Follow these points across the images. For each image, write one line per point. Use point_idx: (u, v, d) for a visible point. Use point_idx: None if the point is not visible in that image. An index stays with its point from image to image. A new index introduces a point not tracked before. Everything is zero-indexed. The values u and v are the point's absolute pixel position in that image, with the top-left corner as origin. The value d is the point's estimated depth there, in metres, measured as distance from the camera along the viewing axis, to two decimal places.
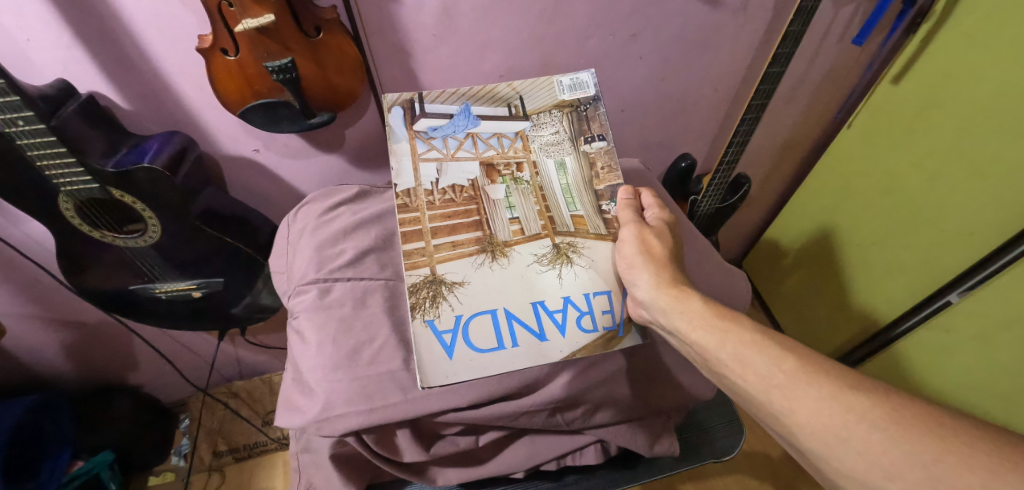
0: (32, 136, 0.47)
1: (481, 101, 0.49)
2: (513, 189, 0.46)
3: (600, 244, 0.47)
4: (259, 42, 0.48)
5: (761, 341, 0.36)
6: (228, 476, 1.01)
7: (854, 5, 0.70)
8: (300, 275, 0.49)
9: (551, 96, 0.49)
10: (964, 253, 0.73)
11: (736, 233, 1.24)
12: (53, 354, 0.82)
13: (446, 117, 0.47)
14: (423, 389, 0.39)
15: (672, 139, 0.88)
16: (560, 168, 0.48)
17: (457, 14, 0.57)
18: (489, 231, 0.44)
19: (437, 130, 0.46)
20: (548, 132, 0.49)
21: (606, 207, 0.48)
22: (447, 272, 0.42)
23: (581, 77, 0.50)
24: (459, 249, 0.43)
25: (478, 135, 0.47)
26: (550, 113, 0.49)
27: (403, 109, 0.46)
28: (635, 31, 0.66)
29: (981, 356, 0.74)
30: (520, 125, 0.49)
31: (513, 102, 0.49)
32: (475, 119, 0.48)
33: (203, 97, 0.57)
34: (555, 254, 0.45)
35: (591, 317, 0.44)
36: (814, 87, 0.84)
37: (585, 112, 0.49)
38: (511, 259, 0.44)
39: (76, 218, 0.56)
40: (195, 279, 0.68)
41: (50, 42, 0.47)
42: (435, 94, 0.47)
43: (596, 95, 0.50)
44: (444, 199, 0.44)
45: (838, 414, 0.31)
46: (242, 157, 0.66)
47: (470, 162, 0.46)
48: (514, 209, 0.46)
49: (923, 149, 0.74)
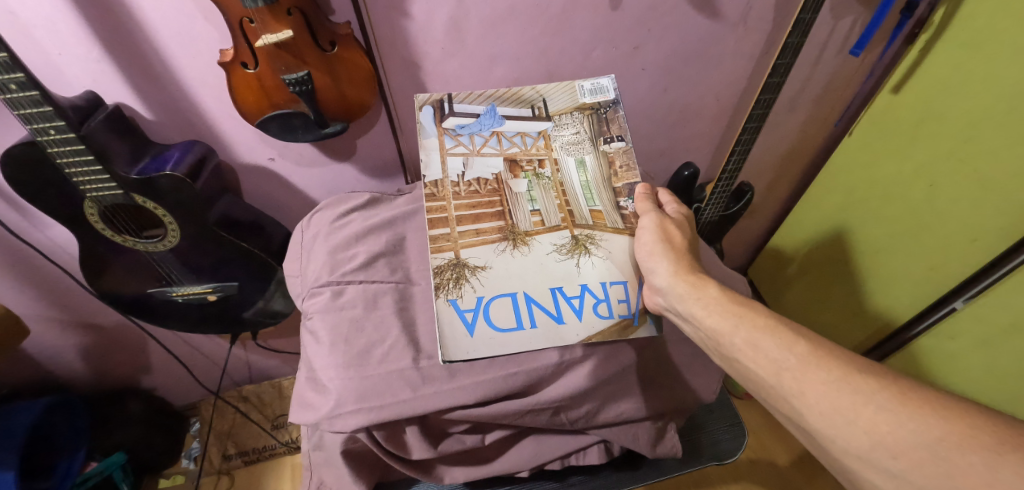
0: (62, 145, 0.49)
1: (508, 102, 0.51)
2: (535, 184, 0.49)
3: (617, 237, 0.48)
4: (277, 56, 0.50)
5: (775, 325, 0.37)
6: (237, 478, 1.03)
7: (853, 16, 0.72)
8: (314, 278, 0.51)
9: (572, 99, 0.51)
10: (970, 258, 0.73)
11: (740, 240, 1.25)
12: (70, 356, 0.84)
13: (472, 116, 0.50)
14: (445, 363, 0.41)
15: (674, 148, 0.90)
16: (580, 165, 0.50)
17: (466, 29, 0.60)
18: (511, 221, 0.46)
19: (464, 128, 0.49)
20: (569, 132, 0.51)
21: (624, 205, 0.50)
22: (471, 257, 0.44)
23: (602, 82, 0.52)
24: (483, 236, 0.45)
25: (502, 134, 0.50)
26: (571, 115, 0.51)
27: (433, 108, 0.49)
28: (638, 43, 0.68)
29: (992, 360, 0.73)
30: (542, 126, 0.51)
31: (536, 104, 0.51)
32: (501, 119, 0.50)
33: (221, 108, 0.60)
34: (573, 245, 0.46)
35: (608, 306, 0.45)
36: (815, 96, 0.85)
37: (606, 115, 0.51)
38: (532, 248, 0.46)
39: (99, 223, 0.59)
40: (211, 283, 0.70)
41: (80, 57, 0.50)
42: (464, 95, 0.50)
43: (616, 99, 0.52)
44: (470, 190, 0.47)
45: (846, 394, 0.31)
46: (257, 166, 0.69)
47: (494, 158, 0.49)
48: (535, 201, 0.48)
49: (926, 156, 0.75)
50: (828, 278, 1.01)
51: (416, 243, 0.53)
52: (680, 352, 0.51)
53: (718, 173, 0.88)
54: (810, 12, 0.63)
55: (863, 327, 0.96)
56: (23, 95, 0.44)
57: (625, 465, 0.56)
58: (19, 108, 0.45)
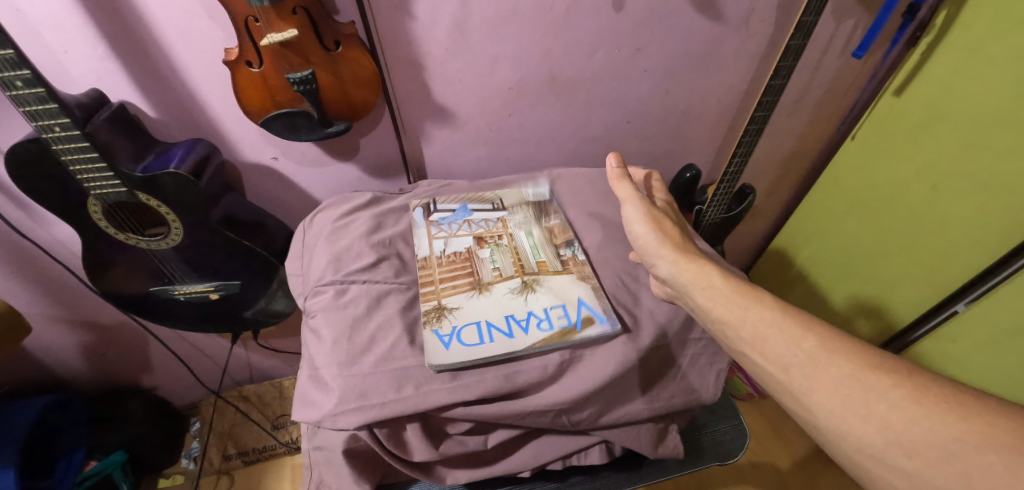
0: (67, 142, 0.50)
1: (475, 201, 0.62)
2: (496, 250, 0.54)
3: (560, 276, 0.52)
4: (282, 55, 0.50)
5: (781, 319, 0.37)
6: (236, 479, 1.02)
7: (854, 19, 0.72)
8: (318, 276, 0.51)
9: (520, 197, 0.63)
10: (973, 261, 0.73)
11: (741, 243, 1.25)
12: (71, 354, 0.84)
13: (450, 211, 0.59)
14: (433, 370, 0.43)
15: (676, 150, 0.90)
16: (528, 235, 0.57)
17: (469, 30, 0.60)
18: (477, 276, 0.51)
19: (445, 219, 0.58)
20: (519, 217, 0.60)
21: (565, 253, 0.55)
22: (449, 301, 0.48)
23: (541, 189, 0.65)
24: (457, 286, 0.50)
25: (472, 221, 0.58)
26: (521, 206, 0.62)
27: (422, 208, 0.59)
28: (640, 45, 0.69)
29: (994, 364, 0.73)
30: (499, 214, 0.60)
31: (496, 201, 0.62)
32: (470, 212, 0.60)
33: (224, 107, 0.60)
34: (522, 287, 0.50)
35: (548, 322, 0.47)
36: (817, 99, 0.86)
37: (545, 206, 0.62)
38: (492, 291, 0.50)
39: (103, 221, 0.59)
40: (213, 281, 0.70)
41: (86, 55, 0.50)
42: (444, 197, 0.61)
43: (550, 195, 0.64)
44: (450, 260, 0.53)
45: (858, 393, 0.31)
46: (261, 165, 0.69)
47: (467, 237, 0.56)
48: (495, 261, 0.53)
49: (928, 158, 0.75)
50: (829, 282, 1.01)
51: (419, 247, 0.54)
52: (690, 354, 0.50)
53: (719, 174, 0.88)
54: (812, 15, 0.64)
55: (865, 331, 0.95)
56: (29, 93, 0.44)
57: (625, 466, 0.56)
58: (24, 105, 0.45)
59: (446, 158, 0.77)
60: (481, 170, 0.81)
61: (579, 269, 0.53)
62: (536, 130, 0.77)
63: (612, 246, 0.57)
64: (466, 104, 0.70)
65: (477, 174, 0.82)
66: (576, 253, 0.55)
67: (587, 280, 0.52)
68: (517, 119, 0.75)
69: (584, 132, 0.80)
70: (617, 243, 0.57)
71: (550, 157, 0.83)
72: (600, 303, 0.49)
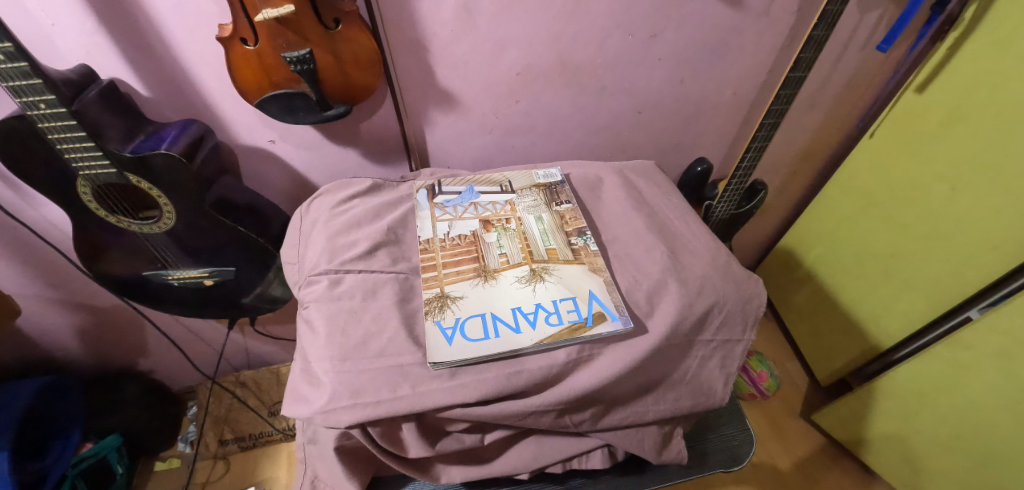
0: (53, 120, 0.47)
1: (482, 183, 0.60)
2: (503, 234, 0.52)
3: (569, 266, 0.49)
4: (279, 32, 0.48)
5: None
6: (233, 464, 1.01)
7: (880, 11, 0.69)
8: (311, 265, 0.49)
9: (530, 180, 0.61)
10: (991, 267, 0.70)
11: (749, 239, 1.22)
12: (65, 335, 0.83)
13: (456, 193, 0.57)
14: (431, 368, 0.41)
15: (689, 142, 0.87)
16: (537, 220, 0.55)
17: (476, 11, 0.57)
18: (482, 262, 0.49)
19: (450, 202, 0.56)
20: (528, 200, 0.57)
21: (575, 241, 0.52)
22: (453, 290, 0.46)
23: (552, 171, 0.62)
24: (461, 274, 0.48)
25: (478, 203, 0.56)
26: (530, 189, 0.59)
27: (427, 191, 0.57)
28: (656, 31, 0.65)
29: (981, 385, 0.69)
30: (508, 197, 0.57)
31: (504, 184, 0.60)
32: (477, 194, 0.57)
33: (219, 86, 0.58)
34: (530, 276, 0.48)
35: (557, 316, 0.45)
36: (836, 93, 0.82)
37: (555, 188, 0.59)
38: (499, 281, 0.48)
39: (93, 202, 0.57)
40: (207, 268, 0.68)
41: (73, 28, 0.48)
42: (450, 180, 0.59)
43: (563, 179, 0.61)
44: (454, 244, 0.51)
45: None
46: (258, 148, 0.67)
47: (472, 220, 0.54)
48: (502, 246, 0.51)
49: (950, 159, 0.72)
50: (840, 283, 0.99)
51: (417, 235, 0.52)
52: (699, 357, 0.47)
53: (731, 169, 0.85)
54: (838, 3, 0.60)
55: (872, 334, 0.94)
56: (12, 67, 0.42)
57: (627, 470, 0.54)
58: (8, 80, 0.43)
59: (449, 144, 0.74)
60: (485, 158, 0.79)
61: (591, 261, 0.50)
62: (544, 118, 0.75)
63: (619, 242, 0.54)
64: (471, 90, 0.67)
65: (481, 162, 0.79)
66: (587, 242, 0.52)
67: (599, 273, 0.49)
68: (524, 106, 0.72)
69: (593, 122, 0.78)
70: (625, 238, 0.55)
71: (557, 146, 0.80)
72: (612, 298, 0.47)
